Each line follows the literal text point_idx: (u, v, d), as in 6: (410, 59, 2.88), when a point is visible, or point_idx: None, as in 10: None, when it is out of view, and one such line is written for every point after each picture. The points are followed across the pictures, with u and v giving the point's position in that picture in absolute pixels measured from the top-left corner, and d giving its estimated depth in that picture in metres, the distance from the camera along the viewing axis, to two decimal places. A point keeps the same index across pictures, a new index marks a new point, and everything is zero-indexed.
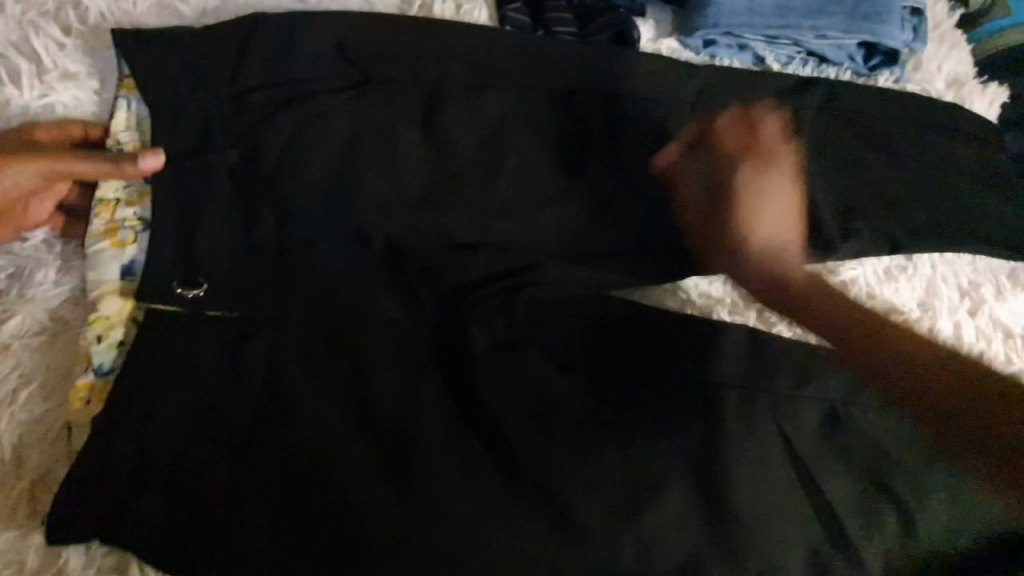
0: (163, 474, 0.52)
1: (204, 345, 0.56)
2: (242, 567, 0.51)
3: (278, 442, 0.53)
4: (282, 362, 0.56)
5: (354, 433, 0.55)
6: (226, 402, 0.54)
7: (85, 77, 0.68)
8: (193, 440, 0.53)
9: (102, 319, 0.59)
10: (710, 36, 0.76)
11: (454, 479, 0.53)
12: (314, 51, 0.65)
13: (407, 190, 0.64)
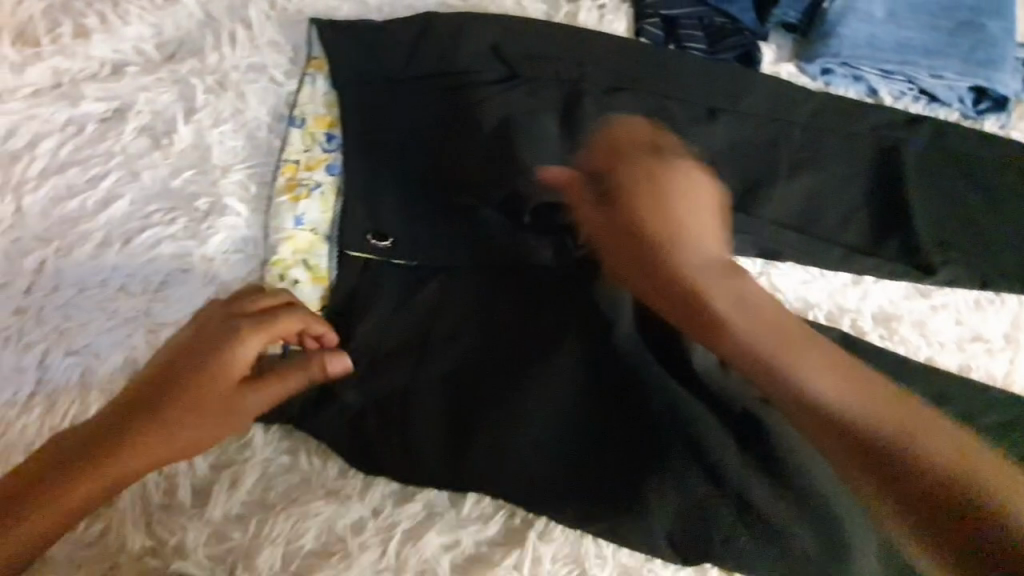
0: (357, 374, 0.61)
1: (385, 285, 0.66)
2: (406, 463, 0.59)
3: (447, 365, 0.63)
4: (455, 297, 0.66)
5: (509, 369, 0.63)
6: (411, 324, 0.64)
7: (281, 45, 0.75)
8: (381, 351, 0.63)
9: (282, 261, 0.66)
10: (828, 64, 0.81)
11: (590, 429, 0.61)
12: (475, 46, 0.72)
13: (546, 173, 0.70)
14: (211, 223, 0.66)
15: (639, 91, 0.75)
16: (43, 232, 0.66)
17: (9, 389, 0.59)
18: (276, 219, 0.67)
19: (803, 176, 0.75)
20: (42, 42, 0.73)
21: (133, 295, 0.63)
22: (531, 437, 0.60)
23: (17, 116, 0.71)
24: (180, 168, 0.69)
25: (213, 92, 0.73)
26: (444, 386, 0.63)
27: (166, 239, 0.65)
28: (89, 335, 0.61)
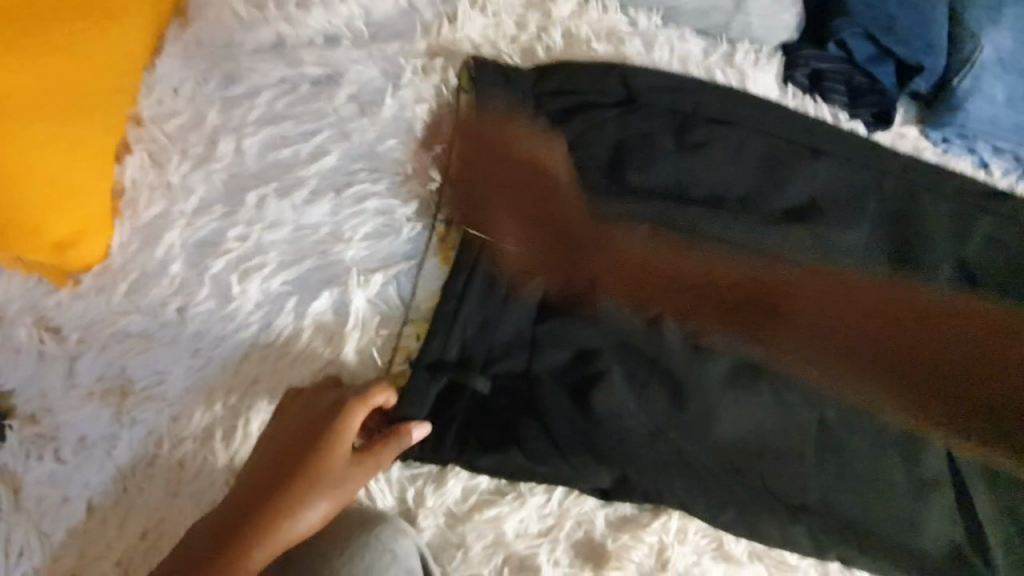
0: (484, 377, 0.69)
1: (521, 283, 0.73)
2: (543, 473, 0.67)
3: (556, 386, 0.70)
4: (555, 311, 0.73)
5: (608, 383, 0.71)
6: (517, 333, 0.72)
7: (479, 42, 0.84)
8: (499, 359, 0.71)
9: (422, 320, 0.70)
10: (949, 134, 0.91)
11: (696, 450, 0.70)
12: (637, 72, 0.82)
13: (668, 185, 0.80)
14: (413, 187, 0.74)
15: (753, 129, 0.83)
16: (260, 173, 0.73)
17: (230, 306, 0.66)
18: (424, 279, 0.72)
19: (928, 227, 0.83)
20: (266, 6, 0.76)
21: (342, 241, 0.70)
22: (643, 449, 0.69)
23: (241, 67, 0.76)
24: (385, 135, 0.76)
25: (417, 74, 0.79)
26: (622, 413, 0.70)
27: (372, 195, 0.73)
28: (302, 269, 0.68)
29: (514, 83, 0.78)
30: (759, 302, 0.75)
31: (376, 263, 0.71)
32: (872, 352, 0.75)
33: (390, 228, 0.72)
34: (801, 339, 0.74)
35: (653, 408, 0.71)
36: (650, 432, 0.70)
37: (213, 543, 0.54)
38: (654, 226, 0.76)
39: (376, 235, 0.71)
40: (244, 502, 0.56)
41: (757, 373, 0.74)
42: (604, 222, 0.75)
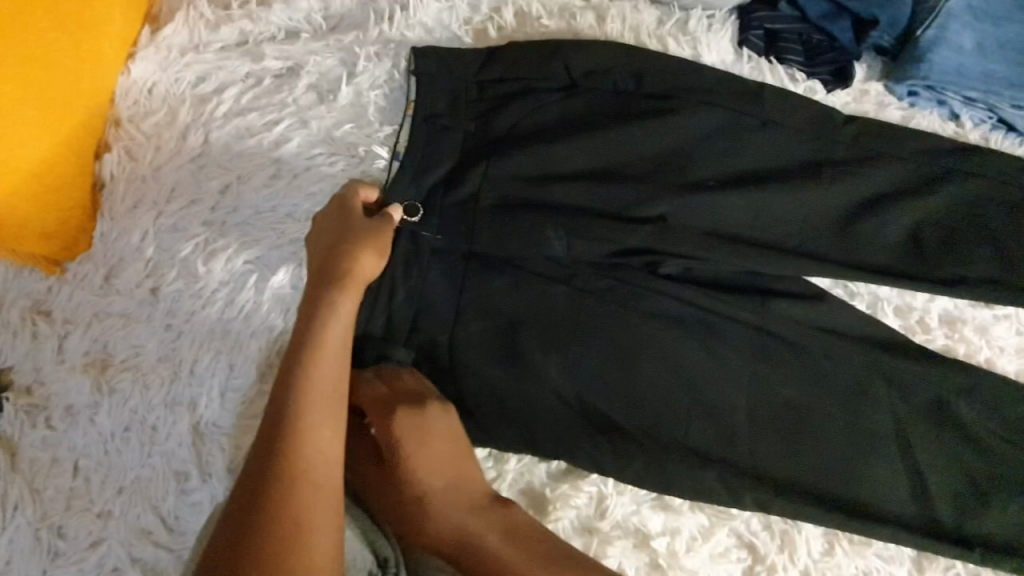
0: (424, 351, 0.75)
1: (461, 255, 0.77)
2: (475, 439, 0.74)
3: (471, 360, 0.75)
4: (478, 288, 0.76)
5: (520, 356, 0.75)
6: (450, 306, 0.76)
7: (433, 27, 0.87)
8: (430, 332, 0.75)
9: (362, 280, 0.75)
10: (915, 87, 0.89)
11: (617, 415, 0.75)
12: (575, 49, 0.84)
13: (600, 159, 0.82)
14: (364, 168, 0.79)
15: (693, 100, 0.84)
16: (226, 162, 0.77)
17: (198, 284, 0.71)
18: None
19: (873, 189, 0.83)
20: (233, 6, 0.83)
21: (299, 221, 0.75)
22: (565, 415, 0.75)
23: (209, 66, 0.81)
24: (341, 121, 0.80)
25: (372, 60, 0.84)
26: (537, 385, 0.75)
27: (329, 177, 0.78)
28: (262, 249, 0.73)
29: (459, 73, 0.82)
30: (679, 270, 0.81)
31: None
32: (800, 314, 0.80)
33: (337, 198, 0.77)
34: (732, 304, 0.79)
35: (575, 378, 0.75)
36: (562, 406, 0.75)
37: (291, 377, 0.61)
38: (576, 208, 0.80)
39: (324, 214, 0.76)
40: (258, 458, 0.58)
41: (698, 335, 0.79)
42: (530, 197, 0.79)
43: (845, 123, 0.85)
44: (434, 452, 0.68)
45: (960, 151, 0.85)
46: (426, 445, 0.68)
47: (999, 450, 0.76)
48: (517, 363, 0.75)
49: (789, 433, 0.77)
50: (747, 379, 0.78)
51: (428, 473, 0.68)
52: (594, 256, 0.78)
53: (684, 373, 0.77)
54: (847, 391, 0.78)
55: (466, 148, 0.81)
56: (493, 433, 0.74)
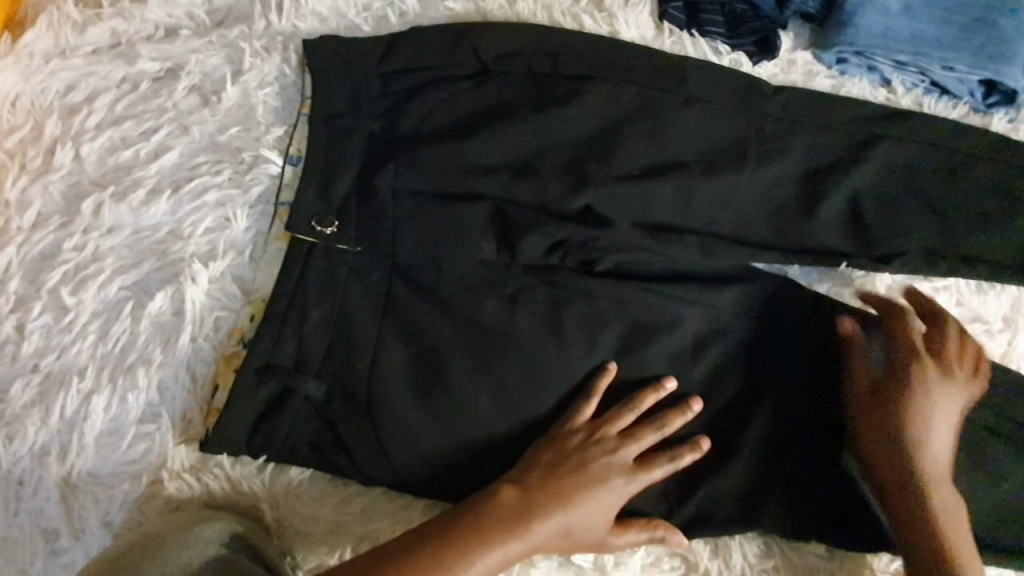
0: (329, 378, 0.63)
1: (361, 263, 0.66)
2: (395, 479, 0.63)
3: (395, 385, 0.63)
4: (394, 297, 0.65)
5: (460, 380, 0.64)
6: (359, 322, 0.64)
7: (328, 16, 0.80)
8: (338, 353, 0.63)
9: (259, 302, 0.66)
10: (843, 54, 0.85)
11: None
12: (485, 30, 0.78)
13: (520, 146, 0.73)
14: (254, 173, 0.71)
15: (613, 79, 0.78)
16: (99, 178, 0.70)
17: (66, 317, 0.64)
18: (260, 258, 0.67)
19: (806, 164, 0.79)
20: (102, 5, 0.75)
21: (181, 238, 0.68)
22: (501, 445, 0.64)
23: (78, 72, 0.73)
24: (227, 124, 0.73)
25: (260, 56, 0.76)
26: (466, 417, 0.64)
27: (211, 187, 0.70)
28: (140, 272, 0.66)
29: (356, 63, 0.75)
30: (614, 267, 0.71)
31: (204, 255, 0.67)
32: (744, 300, 0.72)
33: (221, 207, 0.69)
34: (674, 301, 0.70)
35: (517, 404, 0.65)
36: (490, 435, 0.64)
37: (452, 516, 0.56)
38: (497, 204, 0.70)
39: (206, 231, 0.68)
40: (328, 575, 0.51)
41: (641, 337, 0.69)
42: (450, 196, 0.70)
43: (774, 93, 0.80)
44: (570, 428, 0.63)
45: (885, 119, 0.82)
46: (615, 494, 0.61)
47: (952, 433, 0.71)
48: (443, 392, 0.64)
49: (744, 443, 0.68)
50: (692, 377, 0.69)
51: (608, 490, 0.60)
52: (529, 258, 0.68)
53: (632, 381, 0.68)
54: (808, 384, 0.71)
55: (368, 145, 0.72)
56: (416, 471, 0.63)
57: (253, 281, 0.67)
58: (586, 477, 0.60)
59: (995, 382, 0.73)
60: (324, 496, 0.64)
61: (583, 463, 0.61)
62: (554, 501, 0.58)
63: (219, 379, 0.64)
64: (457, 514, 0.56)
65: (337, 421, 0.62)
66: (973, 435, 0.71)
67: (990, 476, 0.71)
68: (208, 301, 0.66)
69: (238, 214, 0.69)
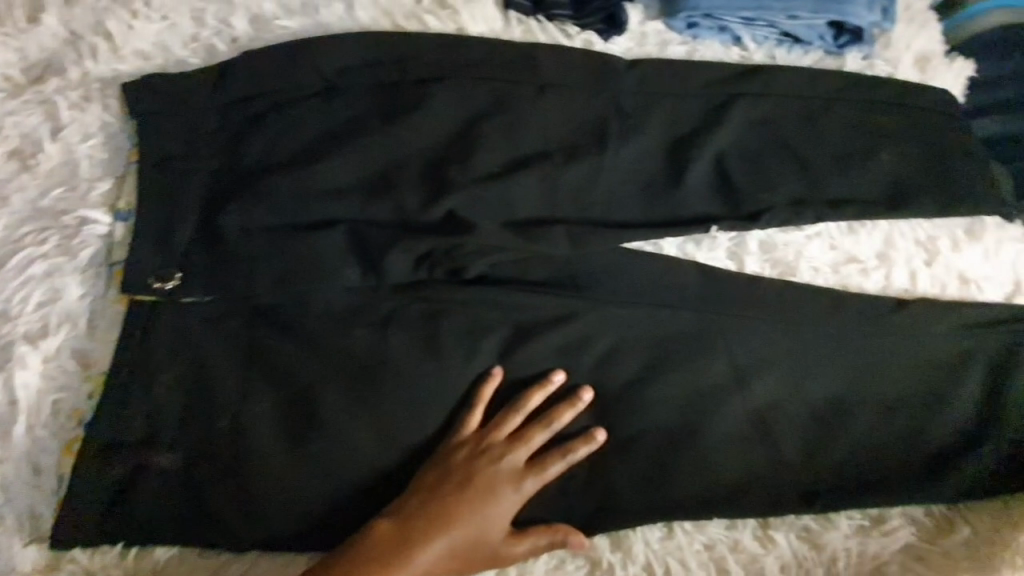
0: (189, 441, 0.59)
1: (209, 314, 0.62)
2: (277, 536, 0.60)
3: (266, 435, 0.60)
4: (252, 344, 0.62)
5: (335, 420, 0.61)
6: (217, 376, 0.60)
7: (155, 56, 0.76)
8: (197, 413, 0.60)
9: (97, 376, 0.62)
10: (692, 18, 0.84)
11: None
12: (318, 45, 0.72)
13: (372, 161, 0.69)
14: (82, 235, 0.66)
15: (463, 76, 0.74)
16: None
17: None
18: (97, 325, 0.63)
19: (667, 135, 0.78)
20: None
21: (9, 318, 0.63)
22: (388, 479, 0.62)
23: None
24: (50, 187, 0.68)
25: (79, 109, 0.71)
26: (346, 456, 0.61)
27: (38, 258, 0.65)
28: None
29: (182, 100, 0.70)
30: (483, 268, 0.67)
31: (37, 332, 0.62)
32: (620, 283, 0.69)
33: (50, 277, 0.64)
34: (554, 298, 0.67)
35: (402, 433, 0.62)
36: (376, 470, 0.61)
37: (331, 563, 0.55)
38: (353, 226, 0.65)
39: (37, 306, 0.63)
40: None
41: (523, 339, 0.66)
42: (302, 227, 0.65)
43: (627, 68, 0.79)
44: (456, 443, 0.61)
45: (740, 77, 0.82)
46: (506, 504, 0.59)
47: (858, 381, 0.69)
48: (320, 435, 0.61)
49: (643, 429, 0.66)
50: (582, 371, 0.67)
51: (498, 501, 0.59)
52: (395, 277, 0.64)
53: (518, 386, 0.66)
54: (707, 356, 0.68)
55: (203, 186, 0.66)
56: (300, 522, 0.60)
57: (92, 354, 0.62)
58: (472, 492, 0.58)
59: (898, 317, 0.70)
60: (195, 572, 0.59)
61: (468, 477, 0.59)
62: (439, 525, 0.56)
63: (62, 467, 0.60)
64: (337, 559, 0.55)
65: (203, 485, 0.59)
66: (879, 380, 0.69)
67: (904, 419, 0.69)
68: (46, 382, 0.61)
69: (70, 282, 0.64)
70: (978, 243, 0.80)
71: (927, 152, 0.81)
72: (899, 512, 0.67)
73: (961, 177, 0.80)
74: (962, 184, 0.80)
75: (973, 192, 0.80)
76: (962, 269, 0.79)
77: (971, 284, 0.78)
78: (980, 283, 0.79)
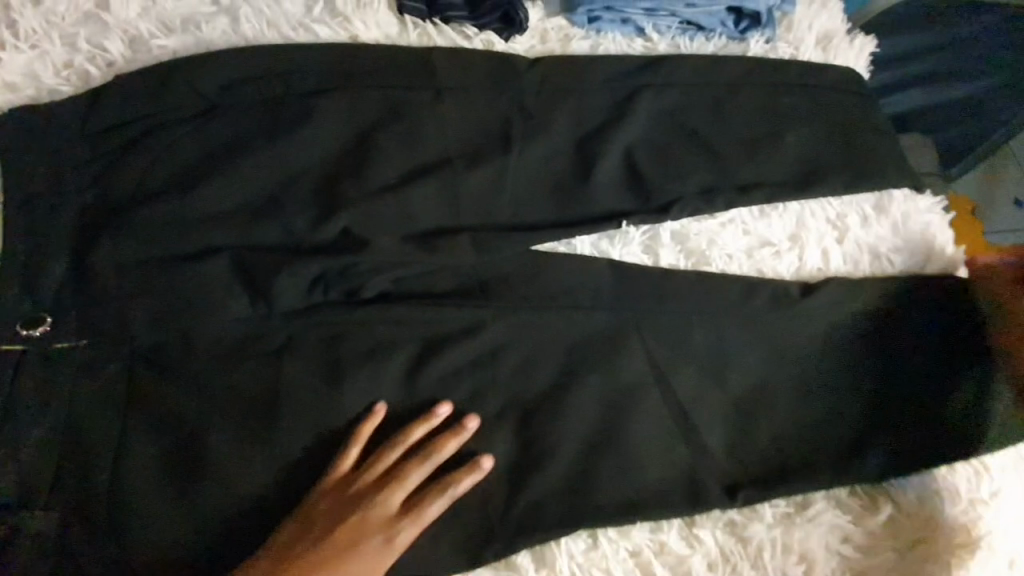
0: (70, 496, 0.56)
1: (86, 359, 0.59)
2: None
3: (153, 479, 0.57)
4: (134, 387, 0.59)
5: (228, 456, 0.58)
6: (98, 423, 0.58)
7: (24, 87, 0.71)
8: (75, 464, 0.57)
9: None
10: (591, 11, 0.83)
11: None
12: (194, 63, 0.68)
13: (259, 183, 0.66)
14: None
15: (354, 87, 0.71)
16: None
17: None
18: None
19: (573, 132, 0.76)
20: None
21: None
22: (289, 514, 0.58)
23: None
24: None
25: None
26: (241, 494, 0.58)
27: None
28: None
29: (42, 129, 0.64)
30: (383, 284, 0.65)
31: None
32: (529, 288, 0.68)
33: None
34: (459, 309, 0.65)
35: (301, 463, 0.60)
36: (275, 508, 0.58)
37: None
38: (239, 253, 0.63)
39: None
40: None
41: (430, 354, 0.64)
42: (180, 257, 0.62)
43: (527, 65, 0.77)
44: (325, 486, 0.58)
45: (643, 68, 0.81)
46: (374, 551, 0.56)
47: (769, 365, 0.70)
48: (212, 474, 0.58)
49: (562, 436, 0.64)
50: (496, 382, 0.65)
51: (364, 549, 0.56)
52: (287, 302, 0.62)
53: (427, 405, 0.63)
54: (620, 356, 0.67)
55: (73, 222, 0.62)
56: (190, 574, 0.56)
57: None
58: (336, 540, 0.56)
59: (805, 299, 0.71)
60: None
61: (333, 525, 0.56)
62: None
63: None
64: None
65: (85, 542, 0.55)
66: (789, 363, 0.70)
67: (818, 399, 0.69)
68: None
69: None
70: (886, 217, 0.81)
71: (832, 131, 0.81)
72: (824, 497, 0.67)
73: (866, 153, 0.81)
74: (868, 160, 0.80)
75: (879, 167, 0.80)
76: (872, 244, 0.79)
77: (882, 258, 0.79)
78: (890, 256, 0.80)
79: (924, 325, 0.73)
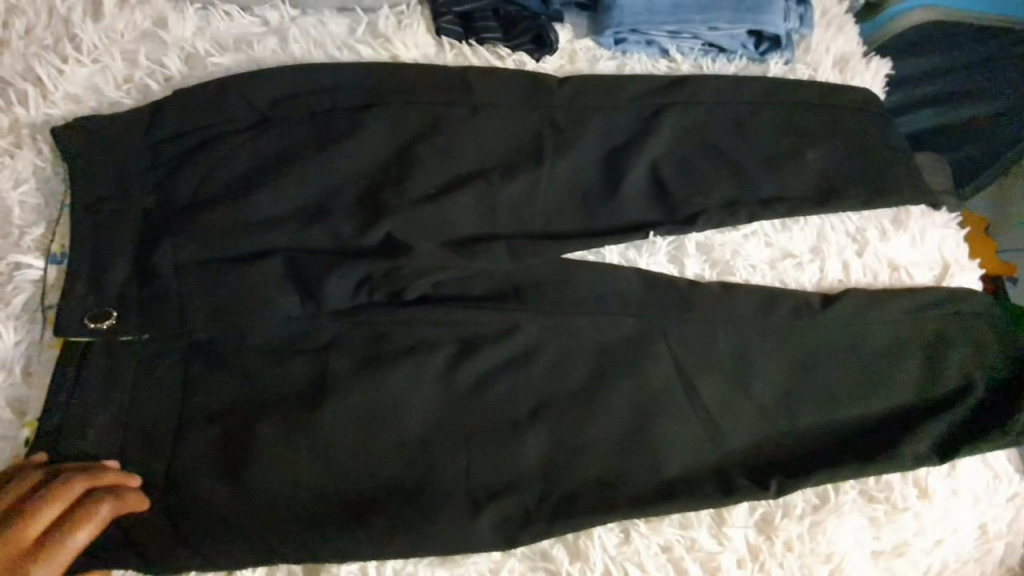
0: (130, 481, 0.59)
1: (148, 353, 0.63)
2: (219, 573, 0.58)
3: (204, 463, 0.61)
4: (190, 378, 0.63)
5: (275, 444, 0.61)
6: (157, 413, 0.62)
7: (86, 98, 0.75)
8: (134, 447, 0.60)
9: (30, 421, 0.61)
10: (619, 34, 0.87)
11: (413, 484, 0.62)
12: (249, 78, 0.73)
13: (308, 191, 0.70)
14: (14, 282, 0.65)
15: (397, 102, 0.75)
16: None
17: None
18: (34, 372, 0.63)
19: (602, 147, 0.80)
20: None
21: None
22: (331, 502, 0.61)
23: None
24: None
25: (9, 154, 0.71)
26: (286, 481, 0.61)
27: None
28: None
29: (108, 138, 0.69)
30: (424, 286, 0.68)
31: None
32: (562, 292, 0.71)
33: None
34: (493, 311, 0.69)
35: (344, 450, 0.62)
36: (316, 496, 0.61)
37: None
38: (289, 255, 0.66)
39: None
40: None
41: (467, 354, 0.67)
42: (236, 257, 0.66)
43: (559, 83, 0.81)
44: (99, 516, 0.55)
45: (669, 86, 0.85)
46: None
47: (792, 371, 0.72)
48: (254, 458, 0.61)
49: (593, 435, 0.66)
50: (529, 383, 0.68)
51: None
52: (334, 301, 0.65)
53: (462, 403, 0.66)
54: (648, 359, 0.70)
55: (136, 224, 0.67)
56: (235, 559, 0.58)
57: (28, 400, 0.62)
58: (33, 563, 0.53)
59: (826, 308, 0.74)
60: None
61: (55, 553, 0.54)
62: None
63: None
64: None
65: (140, 525, 0.58)
66: (811, 369, 0.72)
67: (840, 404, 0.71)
68: None
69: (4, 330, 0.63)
70: (905, 232, 0.83)
71: (850, 148, 0.85)
72: (851, 499, 0.68)
73: (884, 169, 0.84)
74: (885, 176, 0.83)
75: (896, 183, 0.83)
76: (892, 257, 0.82)
77: (902, 270, 0.81)
78: (910, 269, 0.82)
79: (935, 329, 0.76)
